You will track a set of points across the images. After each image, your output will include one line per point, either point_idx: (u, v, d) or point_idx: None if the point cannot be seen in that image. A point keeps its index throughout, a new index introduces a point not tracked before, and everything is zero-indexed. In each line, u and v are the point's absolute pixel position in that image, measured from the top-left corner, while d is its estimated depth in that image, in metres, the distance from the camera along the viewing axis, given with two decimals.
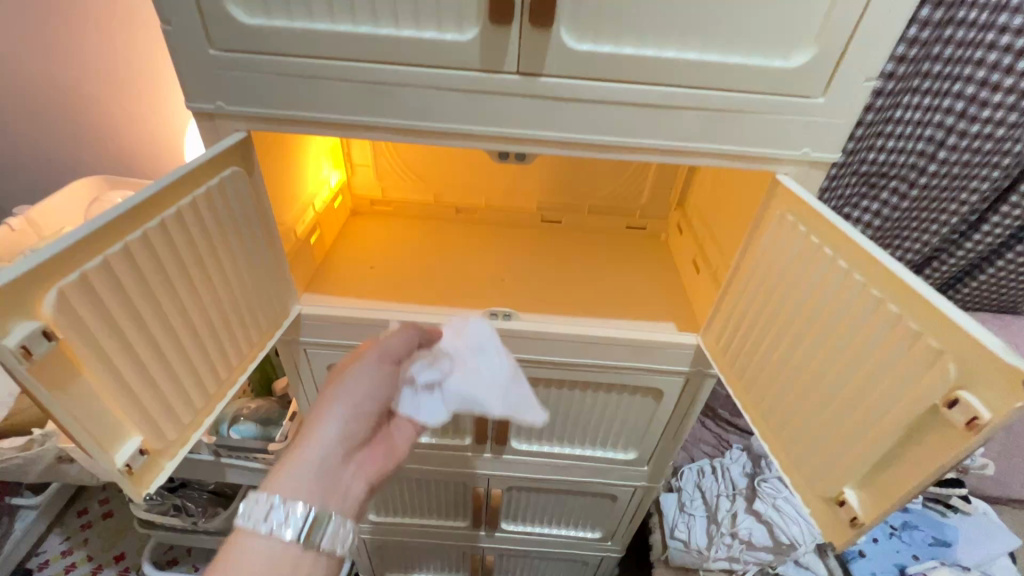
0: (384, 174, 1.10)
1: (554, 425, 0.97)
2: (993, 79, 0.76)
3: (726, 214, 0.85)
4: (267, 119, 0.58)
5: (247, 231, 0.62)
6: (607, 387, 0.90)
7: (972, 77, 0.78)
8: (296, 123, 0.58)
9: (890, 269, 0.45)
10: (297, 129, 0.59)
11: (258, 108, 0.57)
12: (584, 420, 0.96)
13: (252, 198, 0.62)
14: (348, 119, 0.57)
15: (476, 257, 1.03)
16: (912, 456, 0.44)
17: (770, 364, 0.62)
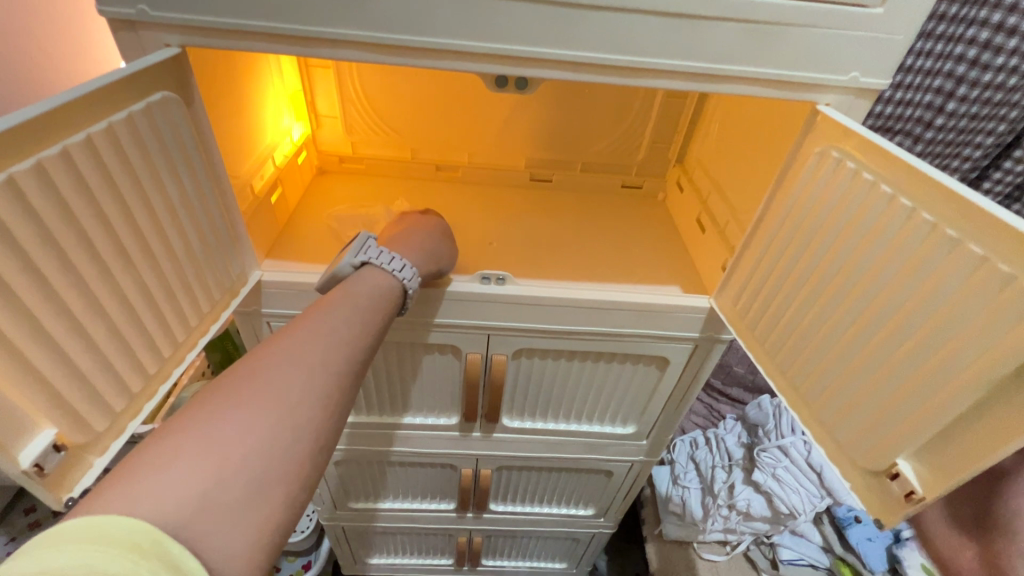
0: (356, 128, 0.98)
1: (549, 399, 0.90)
2: (1009, 22, 0.69)
3: (740, 164, 0.77)
4: (208, 30, 0.46)
5: (186, 176, 0.51)
6: (608, 357, 0.83)
7: (986, 21, 0.70)
8: (246, 36, 0.47)
9: (973, 203, 0.39)
10: (248, 44, 0.47)
11: (195, 14, 0.45)
12: (582, 393, 0.89)
13: (189, 135, 0.51)
14: (311, 32, 0.46)
15: (460, 218, 0.94)
16: (990, 419, 0.39)
17: (802, 323, 0.55)
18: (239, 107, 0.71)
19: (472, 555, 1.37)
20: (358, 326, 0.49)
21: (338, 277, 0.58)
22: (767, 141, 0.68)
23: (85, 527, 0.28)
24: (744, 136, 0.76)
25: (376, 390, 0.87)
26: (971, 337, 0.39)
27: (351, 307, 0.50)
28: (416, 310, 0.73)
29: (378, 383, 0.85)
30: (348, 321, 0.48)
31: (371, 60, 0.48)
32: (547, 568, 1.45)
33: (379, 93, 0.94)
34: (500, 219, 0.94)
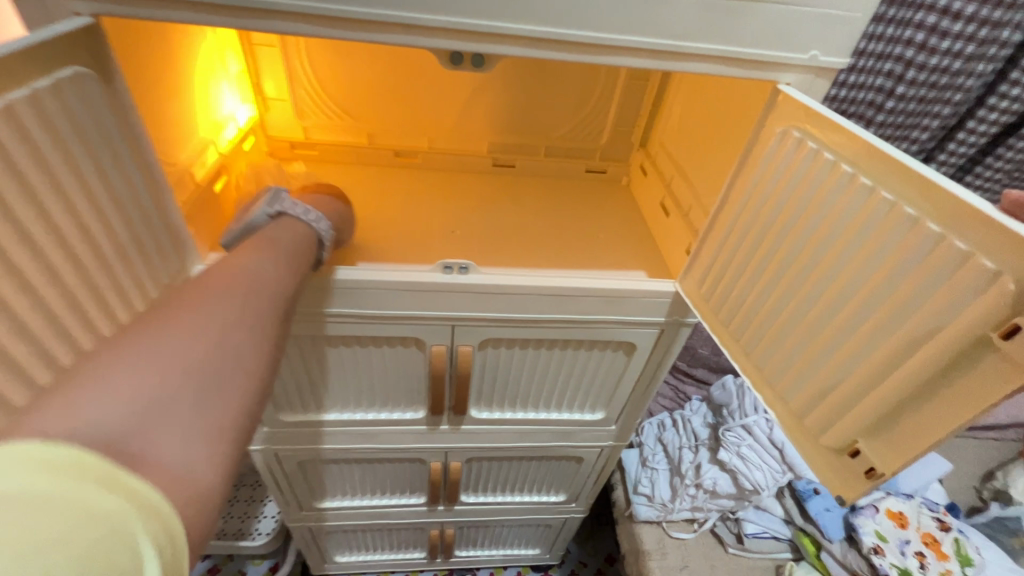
0: (307, 112, 0.93)
1: (506, 387, 0.88)
2: (955, 7, 0.71)
3: (703, 147, 0.77)
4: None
5: (109, 162, 0.47)
6: (564, 343, 0.81)
7: (933, 5, 0.72)
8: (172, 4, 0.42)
9: (931, 181, 0.39)
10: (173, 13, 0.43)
11: None
12: (530, 378, 0.87)
13: (110, 114, 0.46)
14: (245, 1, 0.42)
15: (420, 205, 0.91)
16: (946, 395, 0.40)
17: (765, 305, 0.56)
18: (169, 87, 0.66)
19: (445, 547, 1.36)
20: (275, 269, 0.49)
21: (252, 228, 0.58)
22: (728, 124, 0.68)
23: (54, 450, 0.25)
24: (706, 118, 0.76)
25: (336, 387, 0.84)
26: (930, 316, 0.40)
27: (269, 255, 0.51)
28: (378, 302, 0.70)
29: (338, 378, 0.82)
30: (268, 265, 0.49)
31: (312, 34, 0.44)
32: (520, 555, 1.45)
33: (330, 75, 0.89)
34: (462, 205, 0.92)
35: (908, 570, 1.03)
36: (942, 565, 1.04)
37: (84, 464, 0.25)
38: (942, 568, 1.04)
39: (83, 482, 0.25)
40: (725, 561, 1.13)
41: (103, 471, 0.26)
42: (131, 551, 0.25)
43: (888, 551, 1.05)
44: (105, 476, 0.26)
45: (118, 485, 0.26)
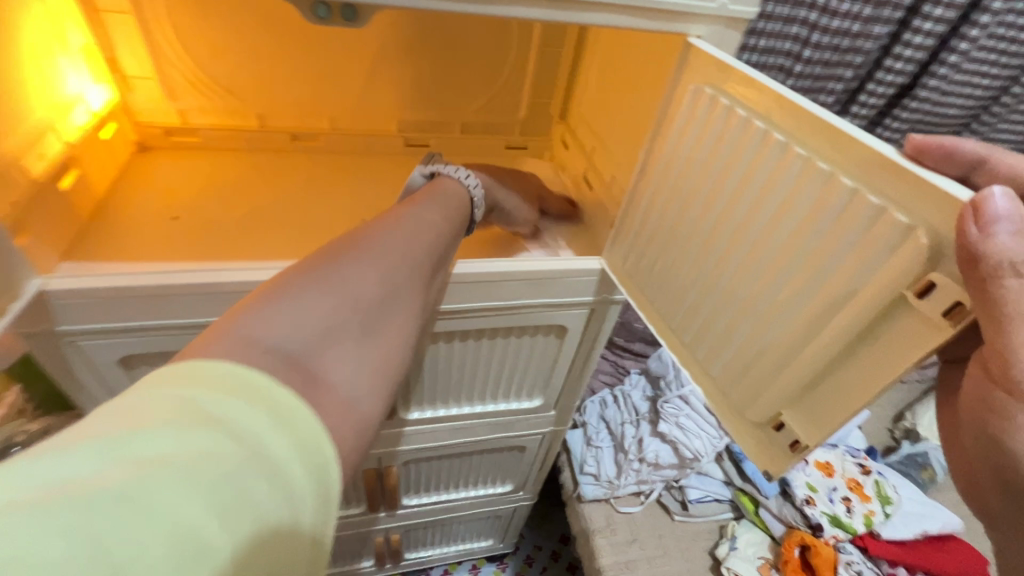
0: (178, 92, 0.80)
1: (416, 389, 0.81)
2: None
3: (621, 114, 0.73)
4: None
5: None
6: (470, 336, 0.76)
7: None
8: None
9: (845, 133, 0.37)
10: None
11: None
12: (435, 376, 0.81)
13: None
14: None
15: (323, 193, 0.82)
16: (867, 358, 0.39)
17: (687, 277, 0.53)
18: None
19: (392, 553, 1.29)
20: (432, 221, 0.53)
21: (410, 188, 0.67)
22: (644, 86, 0.64)
23: (258, 384, 0.29)
24: (623, 82, 0.72)
25: None
26: (849, 278, 0.39)
27: (426, 207, 0.55)
28: None
29: None
30: (423, 215, 0.53)
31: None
32: (473, 550, 1.41)
33: (203, 48, 0.77)
34: (373, 190, 0.84)
35: (837, 516, 1.09)
36: (865, 506, 1.10)
37: (274, 400, 0.29)
38: (866, 510, 1.10)
39: (275, 417, 0.28)
40: (672, 529, 1.14)
41: (282, 399, 0.29)
42: (295, 479, 0.27)
43: (818, 501, 1.10)
44: (285, 410, 0.29)
45: (301, 426, 0.29)
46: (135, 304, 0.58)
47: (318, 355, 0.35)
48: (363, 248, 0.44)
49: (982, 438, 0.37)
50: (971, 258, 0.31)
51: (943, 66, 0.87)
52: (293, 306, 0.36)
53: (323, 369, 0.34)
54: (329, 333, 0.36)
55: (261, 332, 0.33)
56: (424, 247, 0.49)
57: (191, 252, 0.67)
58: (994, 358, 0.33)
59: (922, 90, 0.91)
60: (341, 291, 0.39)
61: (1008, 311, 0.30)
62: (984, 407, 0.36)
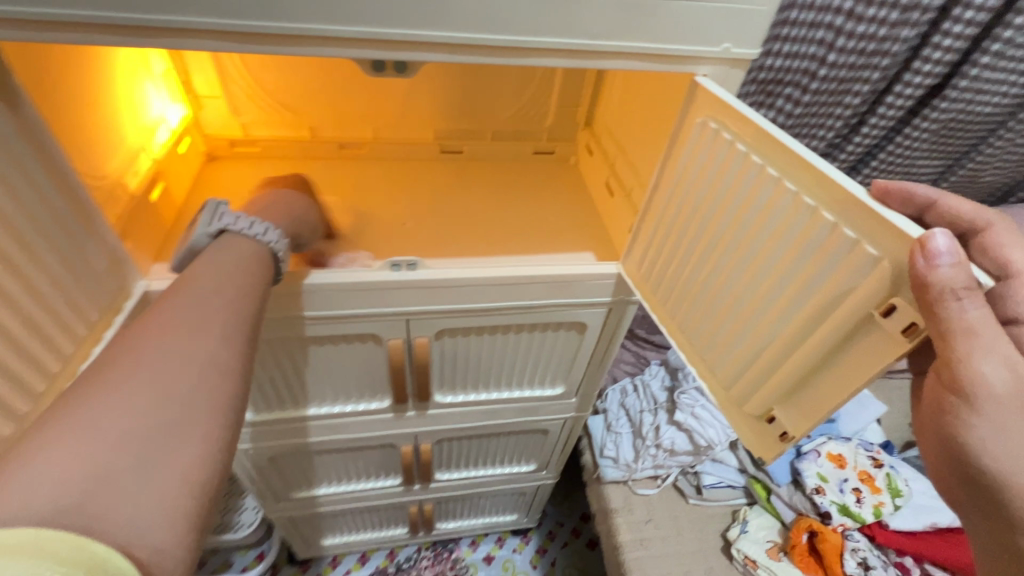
0: (241, 108, 0.90)
1: (263, 395, 0.84)
2: None
3: (640, 128, 0.78)
4: (36, 24, 0.43)
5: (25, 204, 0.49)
6: (303, 343, 0.78)
7: None
8: (83, 30, 0.43)
9: (824, 173, 0.42)
10: (88, 39, 0.44)
11: (11, 6, 0.41)
12: (260, 385, 0.83)
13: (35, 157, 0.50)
14: (161, 23, 0.43)
15: (367, 198, 0.91)
16: (843, 366, 0.44)
17: (694, 286, 0.59)
18: (87, 95, 0.64)
19: (426, 522, 1.41)
20: (225, 297, 0.50)
21: (195, 251, 0.58)
22: (660, 107, 0.70)
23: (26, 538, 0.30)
24: (642, 98, 0.77)
25: (297, 386, 0.86)
26: (828, 297, 0.44)
27: (215, 281, 0.51)
28: (331, 304, 0.71)
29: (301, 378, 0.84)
30: (216, 289, 0.50)
31: (233, 50, 0.46)
32: (499, 523, 1.52)
33: (264, 70, 0.86)
34: (413, 195, 0.92)
35: (846, 506, 1.14)
36: (875, 498, 1.15)
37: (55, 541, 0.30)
38: (876, 501, 1.14)
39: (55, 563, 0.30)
40: (686, 512, 1.21)
41: (61, 544, 0.30)
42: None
43: (828, 491, 1.15)
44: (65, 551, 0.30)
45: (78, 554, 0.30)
46: None
47: (96, 500, 0.34)
48: (117, 372, 0.41)
49: (940, 438, 0.41)
50: (921, 286, 0.36)
51: (975, 67, 0.86)
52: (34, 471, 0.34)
53: (104, 510, 0.34)
54: (97, 481, 0.34)
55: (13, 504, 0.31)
56: (209, 333, 0.46)
57: None
58: (945, 367, 0.38)
59: (953, 91, 0.90)
60: (94, 429, 0.37)
61: (952, 327, 0.36)
62: (940, 411, 0.41)
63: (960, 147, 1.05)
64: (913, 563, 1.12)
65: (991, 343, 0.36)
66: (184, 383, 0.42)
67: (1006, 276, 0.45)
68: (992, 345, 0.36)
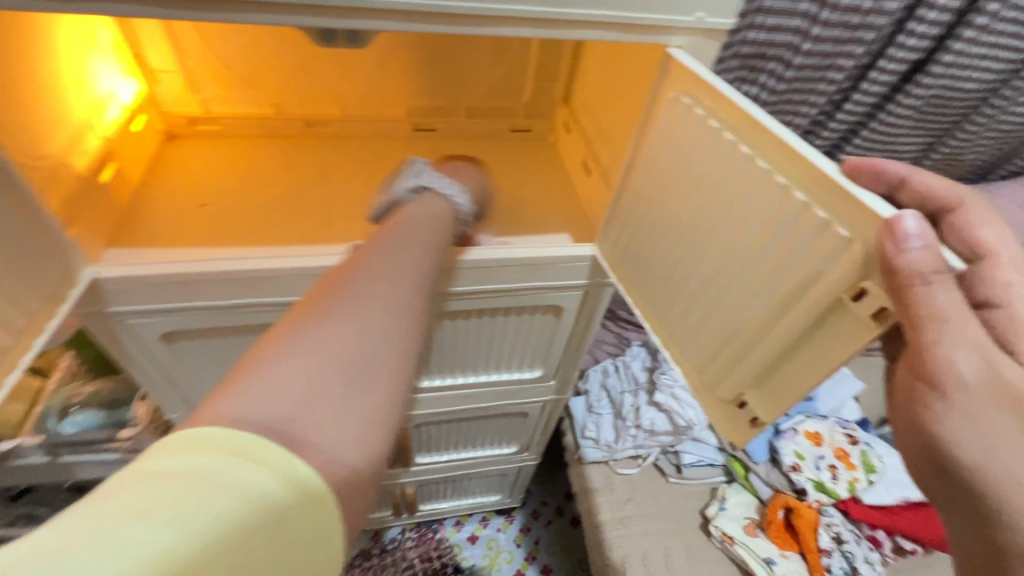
0: (199, 82, 0.85)
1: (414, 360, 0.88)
2: None
3: (617, 104, 0.76)
4: None
5: None
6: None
7: None
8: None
9: (797, 152, 0.40)
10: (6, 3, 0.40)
11: None
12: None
13: None
14: None
15: (335, 178, 0.87)
16: (813, 351, 0.43)
17: (667, 269, 0.57)
18: (26, 70, 0.60)
19: (408, 505, 1.41)
20: (410, 256, 0.52)
21: (396, 204, 0.68)
22: (635, 83, 0.67)
23: (230, 438, 0.32)
24: (619, 73, 0.74)
25: None
26: (799, 280, 0.42)
27: (399, 243, 0.54)
28: (296, 288, 0.69)
29: None
30: (399, 255, 0.51)
31: (169, 18, 0.42)
32: (483, 503, 1.53)
33: (223, 43, 0.82)
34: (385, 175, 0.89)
35: (821, 482, 1.16)
36: (850, 474, 1.17)
37: (253, 448, 0.32)
38: (851, 477, 1.17)
39: (263, 465, 0.32)
40: (666, 490, 1.22)
41: (269, 451, 0.33)
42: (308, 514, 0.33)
43: (804, 468, 1.18)
44: (271, 454, 0.33)
45: (277, 461, 0.32)
46: (177, 289, 0.65)
47: (300, 423, 0.36)
48: (328, 309, 0.43)
49: (910, 425, 0.40)
50: (890, 270, 0.34)
51: (959, 41, 0.84)
52: (264, 390, 0.37)
53: (307, 431, 0.36)
54: (306, 402, 0.37)
55: (236, 411, 0.35)
56: (402, 288, 0.48)
57: (220, 239, 0.74)
58: (913, 353, 0.37)
59: (937, 66, 0.88)
60: (309, 360, 0.39)
61: (920, 313, 0.34)
62: (910, 398, 0.39)
63: (942, 124, 1.04)
64: (885, 536, 1.15)
65: (958, 328, 0.35)
66: (377, 329, 0.43)
67: (979, 257, 0.44)
68: (960, 330, 0.35)
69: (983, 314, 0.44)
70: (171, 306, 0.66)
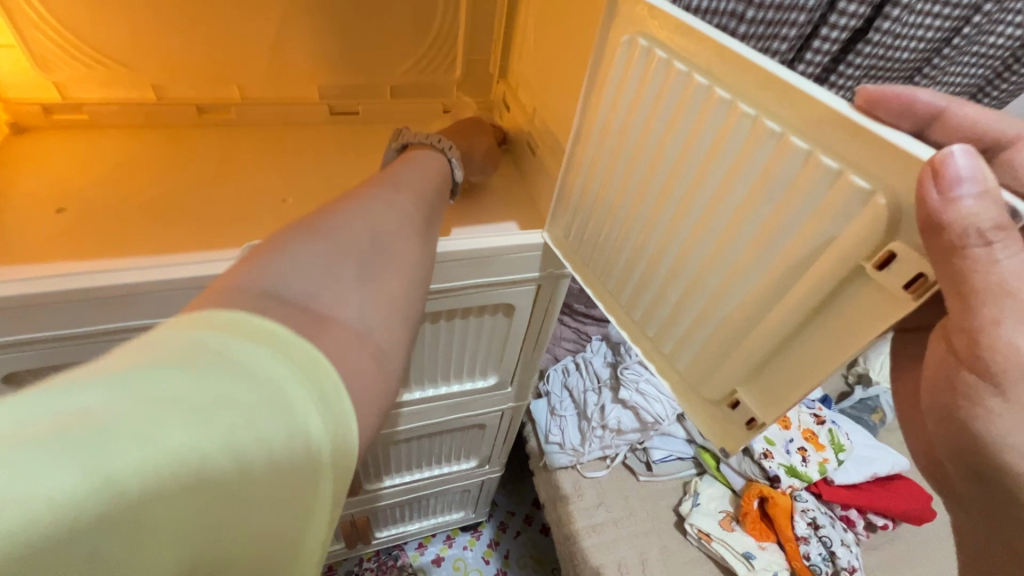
0: (47, 61, 0.69)
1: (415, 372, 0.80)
2: None
3: (560, 72, 0.66)
4: None
5: None
6: None
7: None
8: None
9: (794, 87, 0.32)
10: None
11: None
12: (416, 368, 0.80)
13: None
14: None
15: (238, 173, 0.73)
16: (825, 333, 0.35)
17: (634, 250, 0.48)
18: None
19: (361, 535, 1.27)
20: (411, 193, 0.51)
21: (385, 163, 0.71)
22: (580, 43, 0.59)
23: (274, 337, 0.27)
24: (559, 42, 0.66)
25: (427, 364, 0.80)
26: (804, 247, 0.34)
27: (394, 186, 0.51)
28: (189, 304, 0.56)
29: (425, 357, 0.79)
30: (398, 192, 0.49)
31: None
32: (445, 522, 1.41)
33: (76, 12, 0.66)
34: (299, 166, 0.76)
35: (794, 466, 1.11)
36: (820, 455, 1.14)
37: (305, 353, 0.27)
38: (821, 458, 1.13)
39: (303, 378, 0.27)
40: (638, 490, 1.16)
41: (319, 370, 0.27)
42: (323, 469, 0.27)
43: (776, 454, 1.12)
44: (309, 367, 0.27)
45: (318, 379, 0.27)
46: (12, 317, 0.50)
47: (324, 297, 0.34)
48: (323, 228, 0.39)
49: (945, 421, 0.32)
50: (933, 226, 0.27)
51: (896, 10, 0.78)
52: (288, 257, 0.35)
53: (330, 310, 0.33)
54: (325, 281, 0.35)
55: (258, 281, 0.32)
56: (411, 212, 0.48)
57: (83, 250, 0.59)
58: (959, 333, 0.28)
59: (875, 34, 0.82)
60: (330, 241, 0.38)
61: (975, 284, 0.26)
62: (947, 392, 0.31)
63: None
64: (857, 515, 1.13)
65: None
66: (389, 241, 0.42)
67: None
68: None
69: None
70: (11, 340, 0.52)
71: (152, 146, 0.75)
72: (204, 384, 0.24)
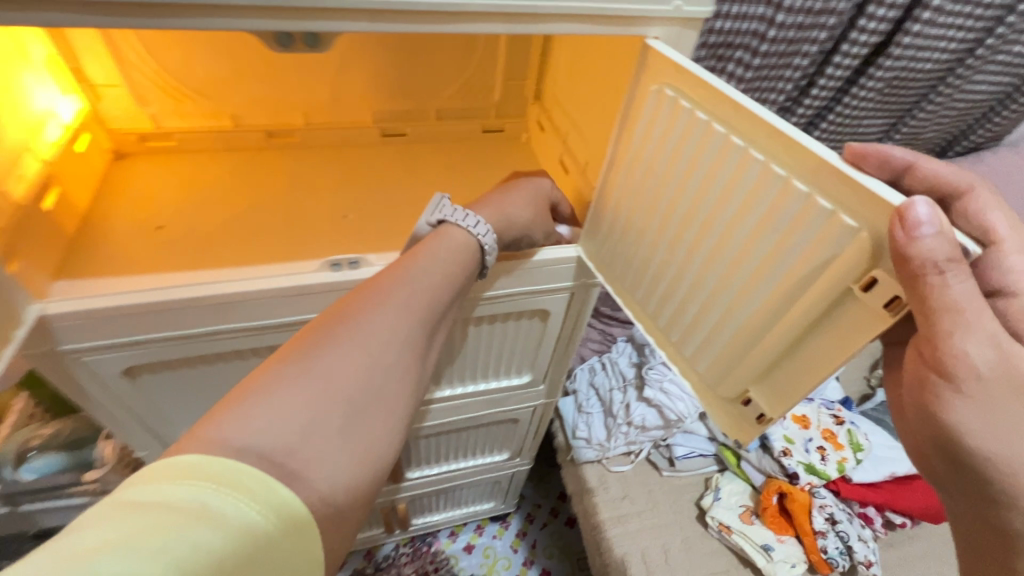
0: (146, 96, 0.80)
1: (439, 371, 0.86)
2: None
3: (593, 100, 0.74)
4: None
5: None
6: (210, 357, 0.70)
7: None
8: None
9: (795, 140, 0.39)
10: None
11: None
12: (456, 367, 0.88)
13: None
14: None
15: (304, 192, 0.82)
16: (823, 342, 0.42)
17: (660, 266, 0.55)
18: None
19: (400, 521, 1.36)
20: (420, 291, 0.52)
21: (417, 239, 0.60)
22: (612, 77, 0.66)
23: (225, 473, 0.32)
24: (591, 74, 0.73)
25: (448, 364, 0.87)
26: (804, 271, 0.41)
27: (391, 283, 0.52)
28: (271, 310, 0.65)
29: (449, 359, 0.85)
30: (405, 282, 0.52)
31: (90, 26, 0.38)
32: (476, 512, 1.49)
33: (173, 55, 0.77)
34: (355, 184, 0.85)
35: (812, 464, 1.17)
36: (838, 454, 1.19)
37: (239, 477, 0.32)
38: (839, 457, 1.18)
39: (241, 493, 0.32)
40: (661, 484, 1.22)
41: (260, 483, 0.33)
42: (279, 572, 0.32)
43: (794, 452, 1.18)
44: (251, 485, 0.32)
45: (269, 495, 0.32)
46: (134, 320, 0.60)
47: (305, 447, 0.37)
48: (343, 338, 0.44)
49: (919, 411, 0.39)
50: (901, 259, 0.33)
51: (917, 23, 0.84)
52: (271, 402, 0.38)
53: (302, 464, 0.36)
54: (309, 427, 0.38)
55: (236, 432, 0.35)
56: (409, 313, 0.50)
57: (182, 262, 0.69)
58: (925, 343, 0.36)
59: (896, 48, 0.88)
60: (320, 380, 0.41)
61: (937, 304, 0.33)
62: (919, 388, 0.39)
63: (903, 103, 1.05)
64: (875, 513, 1.17)
65: (973, 321, 0.34)
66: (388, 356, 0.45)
67: (989, 242, 0.44)
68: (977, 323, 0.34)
69: (1000, 303, 0.42)
70: (129, 340, 0.62)
71: (229, 168, 0.85)
72: (153, 529, 0.28)
